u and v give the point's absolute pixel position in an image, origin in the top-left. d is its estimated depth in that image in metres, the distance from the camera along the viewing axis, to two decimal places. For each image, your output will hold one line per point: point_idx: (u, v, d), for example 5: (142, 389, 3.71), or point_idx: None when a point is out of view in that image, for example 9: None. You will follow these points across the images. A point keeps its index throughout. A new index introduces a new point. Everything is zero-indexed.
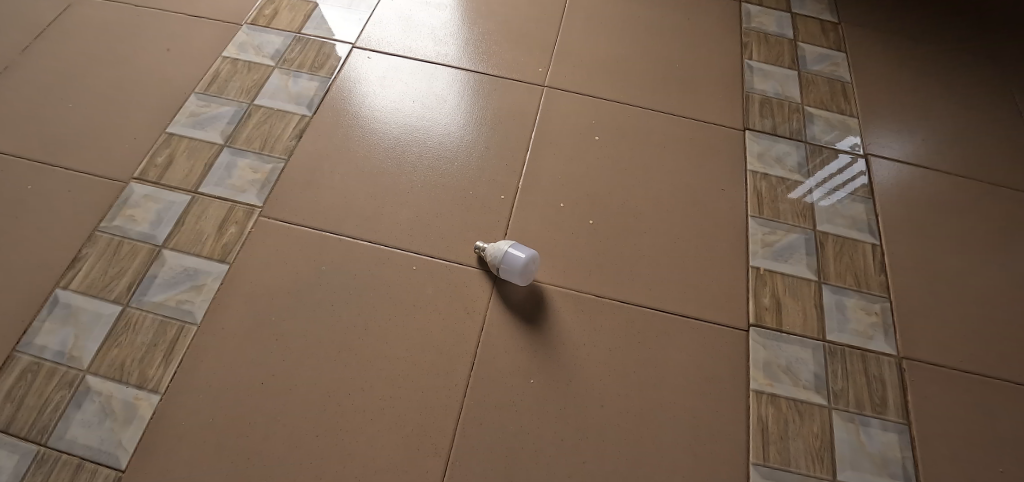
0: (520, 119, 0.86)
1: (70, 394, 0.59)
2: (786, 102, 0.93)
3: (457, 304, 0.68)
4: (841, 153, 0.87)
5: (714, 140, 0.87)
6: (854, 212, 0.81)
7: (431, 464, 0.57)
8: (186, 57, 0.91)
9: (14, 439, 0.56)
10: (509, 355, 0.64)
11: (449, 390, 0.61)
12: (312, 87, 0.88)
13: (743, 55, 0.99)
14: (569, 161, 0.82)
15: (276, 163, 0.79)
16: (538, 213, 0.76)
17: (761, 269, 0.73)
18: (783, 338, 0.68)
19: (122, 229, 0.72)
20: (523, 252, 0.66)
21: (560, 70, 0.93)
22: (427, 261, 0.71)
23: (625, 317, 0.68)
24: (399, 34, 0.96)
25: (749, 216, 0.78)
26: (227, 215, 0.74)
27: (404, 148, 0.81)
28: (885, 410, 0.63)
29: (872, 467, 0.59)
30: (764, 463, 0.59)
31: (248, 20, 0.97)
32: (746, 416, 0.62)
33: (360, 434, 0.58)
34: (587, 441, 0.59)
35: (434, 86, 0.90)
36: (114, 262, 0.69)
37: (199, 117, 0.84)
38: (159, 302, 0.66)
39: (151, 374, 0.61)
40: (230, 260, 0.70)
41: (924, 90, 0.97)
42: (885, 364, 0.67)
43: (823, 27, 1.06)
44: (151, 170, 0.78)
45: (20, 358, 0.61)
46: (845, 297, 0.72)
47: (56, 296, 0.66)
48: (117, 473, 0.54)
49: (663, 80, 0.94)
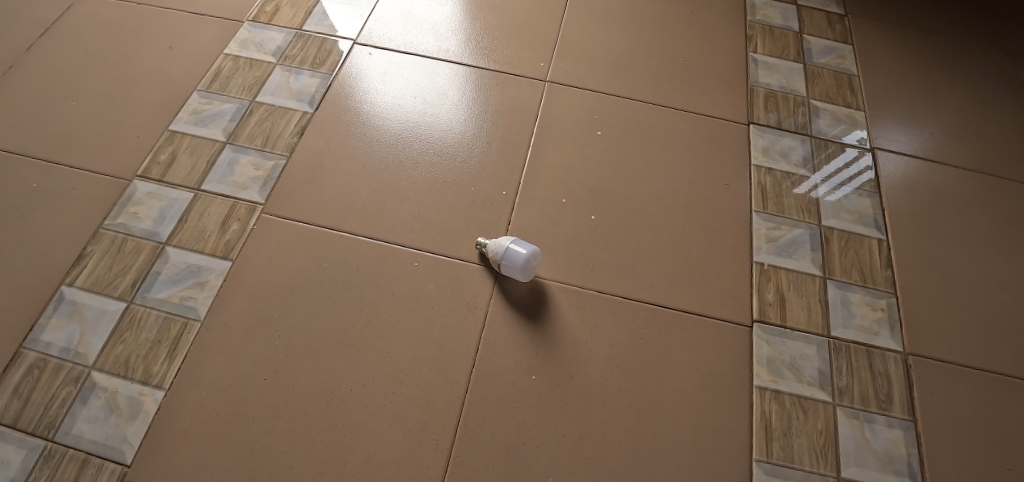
0: (521, 114, 0.86)
1: (76, 389, 0.59)
2: (791, 95, 0.92)
3: (459, 301, 0.67)
4: (847, 147, 0.86)
5: (718, 135, 0.86)
6: (860, 207, 0.80)
7: (431, 460, 0.57)
8: (187, 55, 0.91)
9: (21, 434, 0.56)
10: (510, 351, 0.64)
11: (451, 386, 0.61)
12: (314, 84, 0.88)
13: (748, 49, 0.98)
14: (570, 156, 0.81)
15: (277, 160, 0.79)
16: (539, 209, 0.76)
17: (765, 264, 0.73)
18: (786, 334, 0.67)
19: (125, 226, 0.72)
20: (524, 248, 0.65)
21: (560, 65, 0.93)
22: (428, 258, 0.71)
23: (627, 313, 0.68)
24: (400, 29, 0.96)
25: (753, 212, 0.78)
26: (229, 212, 0.74)
27: (406, 144, 0.81)
28: (890, 406, 0.63)
29: (877, 464, 0.59)
30: (767, 460, 0.58)
31: (248, 17, 0.97)
32: (748, 413, 0.62)
33: (362, 430, 0.58)
34: (588, 439, 0.59)
35: (435, 81, 0.89)
36: (118, 259, 0.69)
37: (201, 115, 0.84)
38: (163, 299, 0.66)
39: (155, 370, 0.61)
40: (232, 256, 0.70)
41: (932, 83, 0.96)
42: (890, 360, 0.66)
43: (829, 20, 1.05)
44: (154, 168, 0.78)
45: (27, 354, 0.61)
46: (850, 292, 0.71)
47: (62, 293, 0.66)
48: (122, 468, 0.55)
49: (665, 73, 0.93)
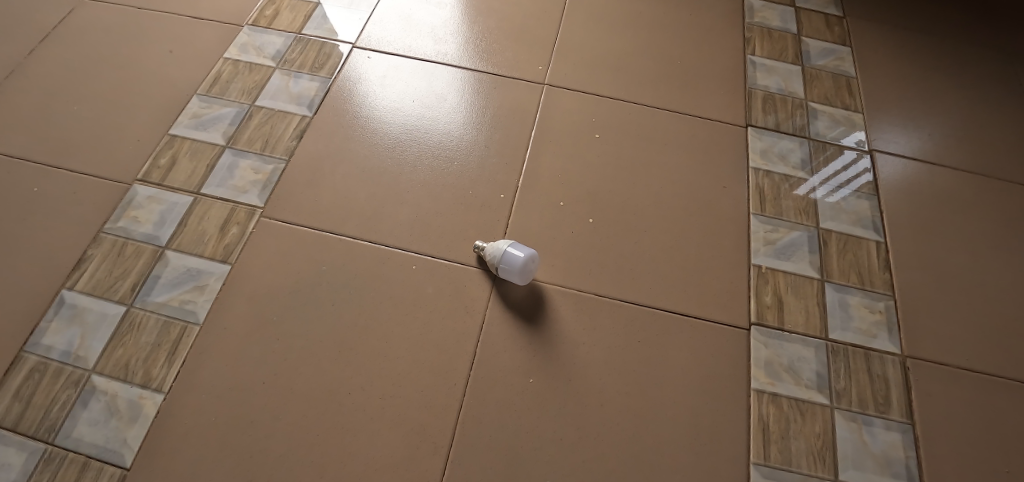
0: (520, 117, 0.86)
1: (76, 393, 0.60)
2: (789, 98, 0.92)
3: (458, 304, 0.68)
4: (845, 149, 0.86)
5: (716, 137, 0.86)
6: (859, 209, 0.80)
7: (429, 463, 0.57)
8: (187, 59, 0.91)
9: (22, 437, 0.57)
10: (509, 354, 0.64)
11: (449, 389, 0.62)
12: (313, 87, 0.89)
13: (747, 51, 0.98)
14: (568, 159, 0.82)
15: (277, 164, 0.80)
16: (537, 212, 0.76)
17: (763, 267, 0.73)
18: (784, 337, 0.67)
19: (126, 230, 0.73)
20: (522, 251, 0.65)
21: (559, 68, 0.93)
22: (427, 261, 0.71)
23: (625, 316, 0.68)
24: (399, 33, 0.96)
25: (751, 214, 0.78)
26: (229, 216, 0.74)
27: (405, 148, 0.82)
28: (888, 409, 0.63)
29: (875, 467, 0.59)
30: (765, 463, 0.58)
31: (249, 21, 0.97)
32: (746, 416, 0.62)
33: (360, 433, 0.58)
34: (586, 441, 0.59)
35: (434, 85, 0.90)
36: (118, 263, 0.70)
37: (201, 119, 0.84)
38: (163, 302, 0.67)
39: (155, 373, 0.61)
40: (232, 260, 0.70)
41: (931, 85, 0.96)
42: (888, 362, 0.66)
43: (828, 22, 1.05)
44: (154, 172, 0.78)
45: (28, 357, 0.62)
46: (848, 295, 0.71)
47: (63, 297, 0.67)
48: (122, 471, 0.55)
49: (663, 76, 0.93)
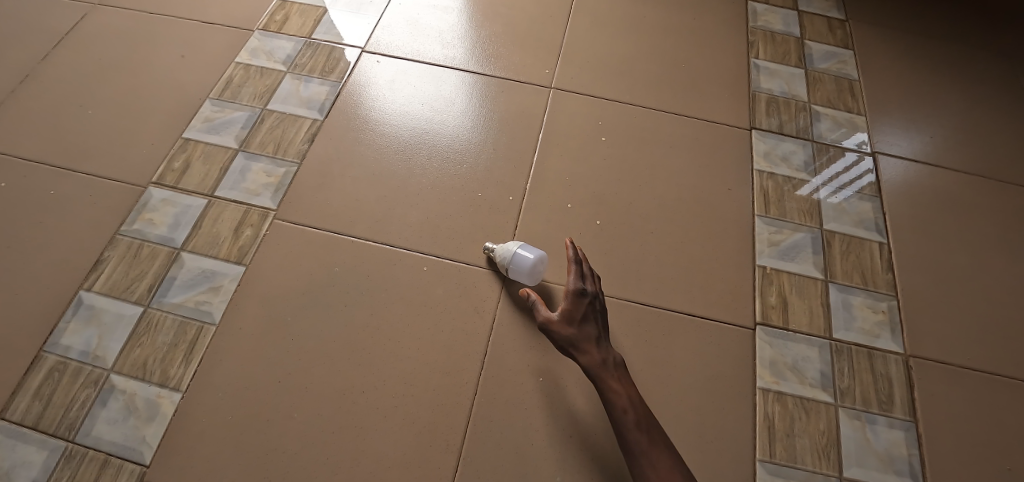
0: (527, 121, 0.87)
1: (95, 392, 0.61)
2: (792, 100, 0.93)
3: (468, 305, 0.69)
4: (848, 151, 0.88)
5: (720, 140, 0.87)
6: (861, 210, 0.81)
7: (442, 461, 0.58)
8: (199, 64, 0.93)
9: (43, 436, 0.58)
10: (518, 354, 0.66)
11: (460, 388, 0.63)
12: (323, 91, 0.90)
13: (750, 54, 1.00)
14: (575, 161, 0.83)
15: (288, 167, 0.81)
16: (545, 214, 0.77)
17: (768, 268, 0.74)
18: (789, 337, 0.68)
19: (141, 232, 0.74)
20: (531, 253, 0.67)
21: (565, 71, 0.94)
22: (437, 262, 0.72)
23: (632, 316, 0.69)
24: (407, 37, 0.98)
25: (755, 216, 0.79)
26: (242, 218, 0.76)
27: (414, 151, 0.83)
28: (891, 407, 0.64)
29: (879, 464, 0.60)
30: (771, 460, 0.60)
31: (258, 26, 0.99)
32: (752, 414, 0.63)
33: (373, 431, 0.60)
34: (595, 439, 0.60)
35: (442, 89, 0.91)
36: (134, 265, 0.71)
37: (213, 123, 0.86)
38: (178, 303, 0.68)
39: (172, 373, 0.63)
40: (246, 261, 0.72)
41: (932, 87, 0.97)
42: (891, 361, 0.67)
43: (830, 25, 1.06)
44: (168, 175, 0.80)
45: (47, 357, 0.63)
46: (851, 295, 0.72)
47: (80, 298, 0.68)
48: (141, 468, 0.57)
49: (668, 80, 0.95)
